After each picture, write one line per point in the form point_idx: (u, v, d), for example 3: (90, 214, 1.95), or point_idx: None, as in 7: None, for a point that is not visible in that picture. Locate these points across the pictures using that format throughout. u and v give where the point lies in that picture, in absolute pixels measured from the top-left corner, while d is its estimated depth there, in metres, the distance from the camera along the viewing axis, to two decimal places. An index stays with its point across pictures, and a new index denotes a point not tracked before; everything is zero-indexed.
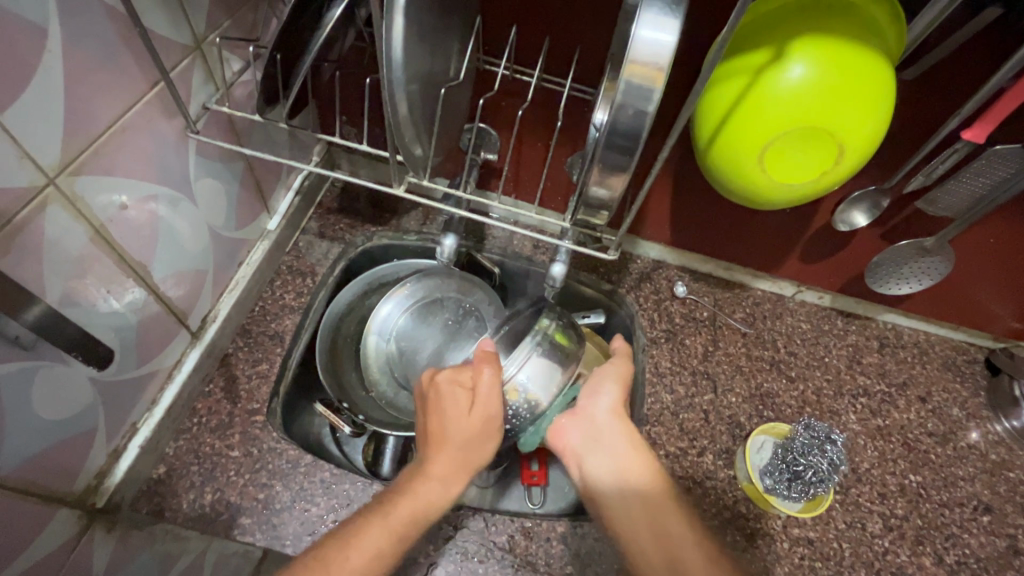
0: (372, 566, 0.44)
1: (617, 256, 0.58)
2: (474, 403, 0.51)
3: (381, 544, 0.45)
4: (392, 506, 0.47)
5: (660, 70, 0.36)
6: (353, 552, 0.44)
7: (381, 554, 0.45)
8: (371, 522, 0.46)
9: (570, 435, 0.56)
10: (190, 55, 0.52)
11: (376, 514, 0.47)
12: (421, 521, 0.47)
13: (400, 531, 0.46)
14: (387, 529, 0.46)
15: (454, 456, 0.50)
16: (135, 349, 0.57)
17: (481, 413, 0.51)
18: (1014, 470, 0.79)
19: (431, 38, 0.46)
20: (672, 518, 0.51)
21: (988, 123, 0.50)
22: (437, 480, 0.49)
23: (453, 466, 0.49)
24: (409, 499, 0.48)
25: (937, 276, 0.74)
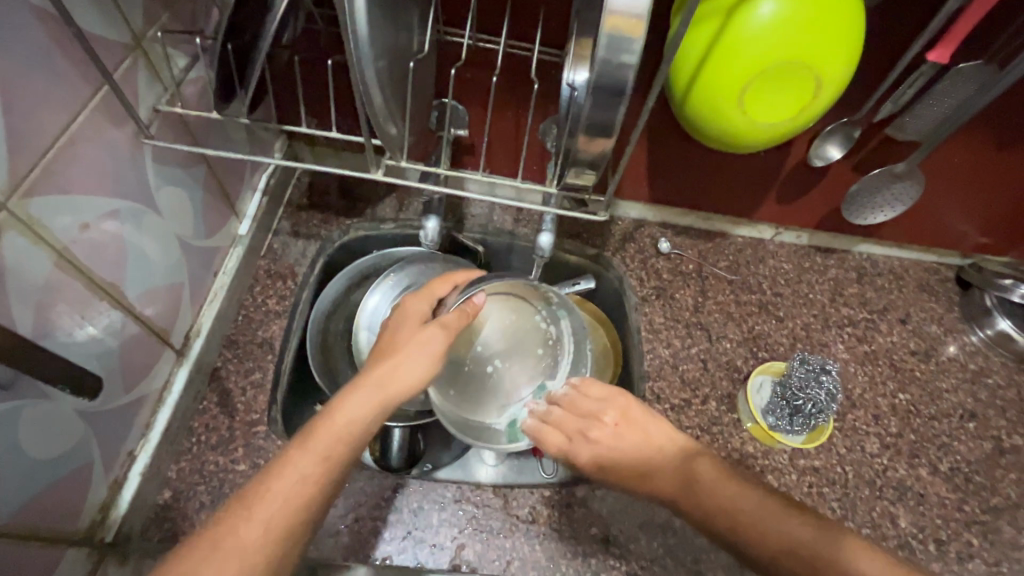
0: (294, 501, 0.41)
1: (607, 218, 0.57)
2: (402, 351, 0.51)
3: (302, 475, 0.42)
4: (315, 426, 0.45)
5: (639, 20, 0.35)
6: (268, 482, 0.42)
7: (303, 483, 0.42)
8: (290, 450, 0.44)
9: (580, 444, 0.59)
10: (131, 55, 0.49)
11: (296, 444, 0.44)
12: (348, 445, 0.45)
13: (326, 458, 0.43)
14: (309, 454, 0.43)
15: (387, 380, 0.49)
16: (120, 374, 0.54)
17: (422, 342, 0.52)
18: (992, 376, 0.84)
19: (393, 10, 0.44)
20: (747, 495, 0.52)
21: (951, 41, 0.51)
22: (366, 389, 0.48)
23: (378, 391, 0.48)
24: (329, 422, 0.45)
25: (910, 199, 0.76)
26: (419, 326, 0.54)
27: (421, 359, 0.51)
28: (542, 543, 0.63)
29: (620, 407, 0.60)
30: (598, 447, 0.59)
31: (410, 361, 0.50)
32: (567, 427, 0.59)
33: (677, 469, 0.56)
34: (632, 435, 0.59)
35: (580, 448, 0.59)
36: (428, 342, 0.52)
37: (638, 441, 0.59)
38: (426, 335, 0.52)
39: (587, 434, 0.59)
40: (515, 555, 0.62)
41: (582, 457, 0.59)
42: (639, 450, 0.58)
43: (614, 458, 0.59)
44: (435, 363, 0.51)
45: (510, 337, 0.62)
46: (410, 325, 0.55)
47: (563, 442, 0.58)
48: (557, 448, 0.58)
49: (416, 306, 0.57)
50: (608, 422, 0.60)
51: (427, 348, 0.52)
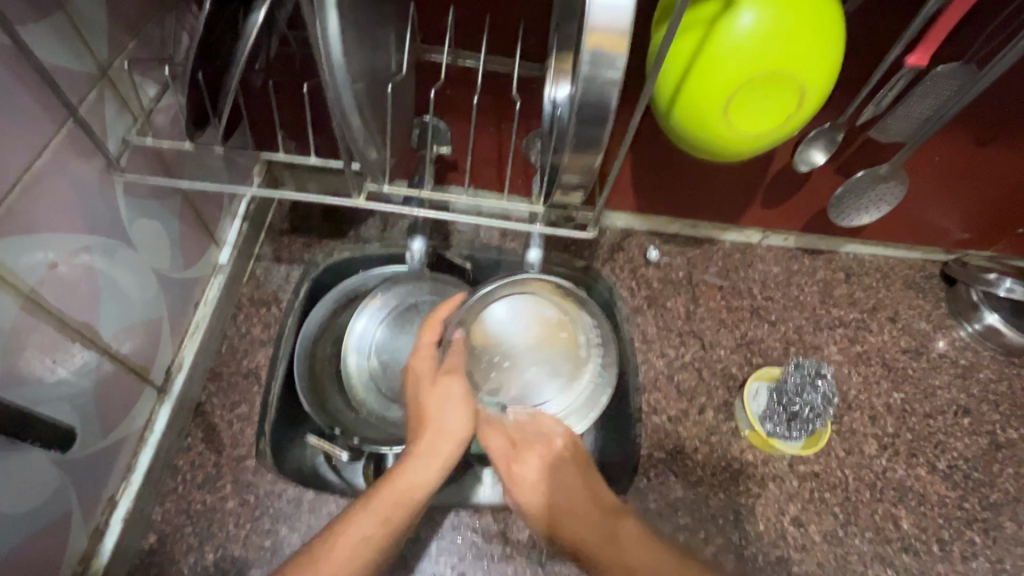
0: (362, 553, 0.46)
1: (595, 233, 0.56)
2: (430, 410, 0.52)
3: (370, 532, 0.47)
4: (374, 494, 0.49)
5: (622, 37, 0.34)
6: (339, 544, 0.46)
7: (368, 542, 0.47)
8: (352, 515, 0.48)
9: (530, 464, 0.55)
10: (97, 85, 0.47)
11: (360, 508, 0.48)
12: (410, 503, 0.49)
13: (389, 517, 0.48)
14: (373, 516, 0.48)
15: (434, 443, 0.51)
16: (97, 417, 0.52)
17: (443, 390, 0.53)
18: (983, 370, 0.85)
19: (370, 32, 0.43)
20: (645, 556, 0.50)
21: (930, 44, 0.51)
22: (415, 456, 0.50)
23: (426, 451, 0.51)
24: (391, 490, 0.49)
25: (896, 198, 0.76)
26: (433, 378, 0.54)
27: (453, 417, 0.52)
28: (545, 568, 0.62)
29: (568, 440, 0.55)
30: (535, 474, 0.54)
31: (446, 419, 0.52)
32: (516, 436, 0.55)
33: (602, 526, 0.52)
34: (568, 474, 0.55)
35: (531, 467, 0.54)
36: (451, 396, 0.52)
37: (553, 493, 0.54)
38: (443, 390, 0.53)
39: (518, 454, 0.55)
40: None
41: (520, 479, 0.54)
42: (565, 498, 0.54)
43: (555, 501, 0.53)
44: (472, 412, 0.53)
45: (541, 335, 0.58)
46: (424, 374, 0.54)
47: (507, 458, 0.55)
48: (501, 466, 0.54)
49: (421, 360, 0.55)
50: (555, 449, 0.55)
51: (454, 402, 0.52)
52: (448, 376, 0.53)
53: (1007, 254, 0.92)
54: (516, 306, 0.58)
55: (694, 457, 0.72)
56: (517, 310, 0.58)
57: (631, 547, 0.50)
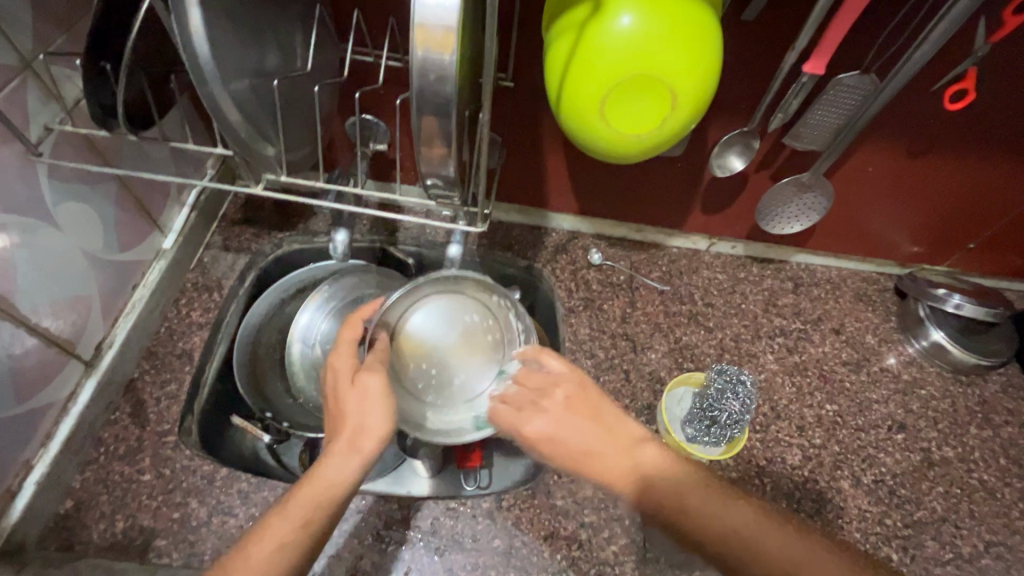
0: (279, 556, 0.45)
1: (484, 227, 0.57)
2: (349, 405, 0.52)
3: (284, 537, 0.46)
4: (292, 495, 0.48)
5: (449, 32, 0.36)
6: (256, 548, 0.45)
7: (285, 548, 0.45)
8: (273, 519, 0.47)
9: (537, 422, 0.54)
10: (19, 76, 0.51)
11: (277, 509, 0.47)
12: (330, 505, 0.48)
13: (303, 517, 0.47)
14: (288, 518, 0.47)
15: (353, 441, 0.50)
16: (12, 385, 0.56)
17: (359, 385, 0.52)
18: (926, 387, 0.83)
19: (253, 32, 0.46)
20: (699, 493, 0.46)
21: (823, 53, 0.52)
22: (337, 455, 0.49)
23: (347, 445, 0.50)
24: (307, 492, 0.48)
25: (822, 209, 0.76)
26: (352, 376, 0.53)
27: (373, 413, 0.51)
28: (442, 555, 0.63)
29: (573, 383, 0.55)
30: (546, 422, 0.54)
31: (367, 413, 0.51)
32: (518, 398, 0.57)
33: (628, 453, 0.50)
34: (580, 417, 0.53)
35: (528, 419, 0.55)
36: (369, 391, 0.52)
37: (571, 436, 0.52)
38: (362, 386, 0.52)
39: (535, 405, 0.56)
40: (414, 566, 0.62)
41: (528, 428, 0.54)
42: (584, 437, 0.52)
43: (549, 449, 0.53)
44: (390, 405, 0.52)
45: (464, 337, 0.64)
46: (342, 371, 0.53)
47: (513, 417, 0.56)
48: (508, 422, 0.56)
49: (340, 359, 0.54)
50: (559, 396, 0.55)
51: (370, 396, 0.52)
52: (365, 372, 0.53)
53: (960, 270, 0.91)
54: (437, 312, 0.65)
55: None
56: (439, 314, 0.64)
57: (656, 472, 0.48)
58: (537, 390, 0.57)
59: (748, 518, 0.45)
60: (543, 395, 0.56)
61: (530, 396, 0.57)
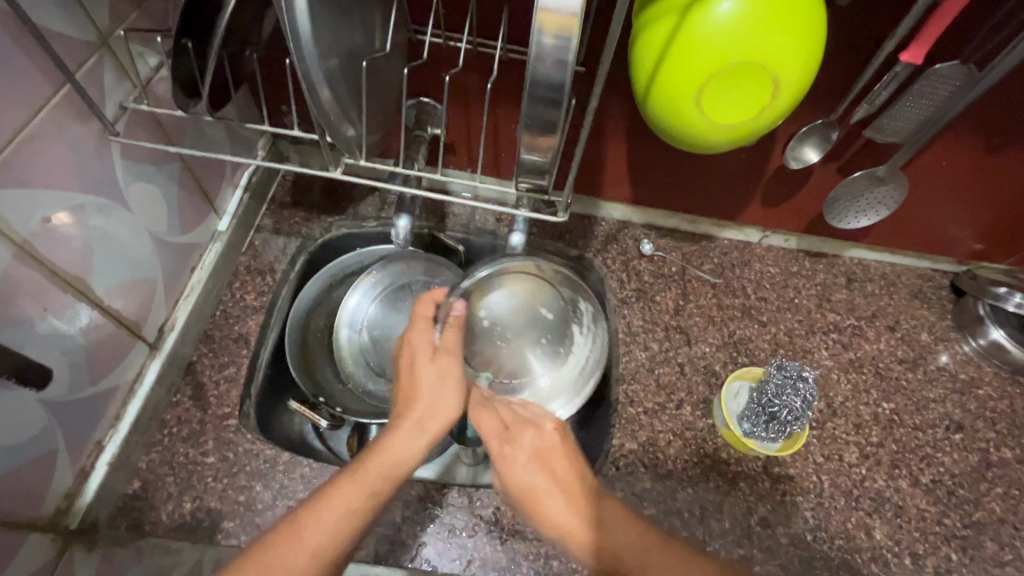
0: (349, 522, 0.45)
1: (566, 218, 0.56)
2: (420, 386, 0.53)
3: (350, 504, 0.46)
4: (362, 465, 0.48)
5: (573, 16, 0.34)
6: (324, 516, 0.44)
7: (353, 514, 0.45)
8: (338, 487, 0.46)
9: (520, 457, 0.57)
10: (97, 52, 0.50)
11: (346, 477, 0.47)
12: (393, 478, 0.48)
13: (374, 488, 0.47)
14: (362, 487, 0.46)
15: (421, 420, 0.51)
16: (87, 366, 0.56)
17: (438, 368, 0.53)
18: (983, 387, 0.82)
19: (344, 11, 0.44)
20: (665, 560, 0.50)
21: (924, 43, 0.50)
22: (406, 431, 0.50)
23: (411, 422, 0.51)
24: (376, 464, 0.48)
25: (892, 203, 0.75)
26: (431, 354, 0.54)
27: (444, 400, 0.53)
28: (504, 544, 0.63)
29: (557, 425, 0.60)
30: (528, 463, 0.57)
31: (439, 395, 0.52)
32: (514, 424, 0.60)
33: (580, 506, 0.54)
34: (556, 460, 0.57)
35: (518, 455, 0.57)
36: (450, 374, 0.54)
37: (538, 480, 0.56)
38: (443, 367, 0.53)
39: (512, 440, 0.59)
40: (476, 555, 0.63)
41: (510, 472, 0.57)
42: (537, 483, 0.56)
43: (523, 490, 0.56)
44: (460, 392, 0.54)
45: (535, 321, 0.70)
46: (421, 348, 0.54)
47: (499, 441, 0.59)
48: (493, 443, 0.59)
49: (420, 338, 0.55)
50: (546, 432, 0.59)
51: (449, 380, 0.53)
52: (446, 356, 0.54)
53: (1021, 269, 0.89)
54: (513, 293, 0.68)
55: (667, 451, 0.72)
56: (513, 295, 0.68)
57: (596, 531, 0.52)
58: (509, 430, 0.59)
59: None
60: (541, 444, 0.59)
61: (509, 431, 0.60)
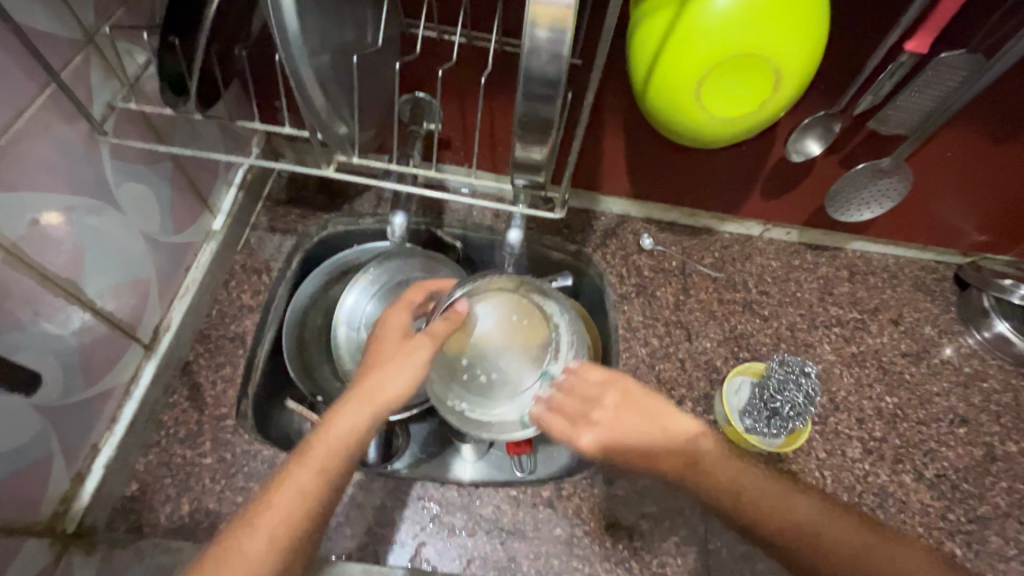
0: (297, 504, 0.48)
1: (565, 215, 0.55)
2: (380, 365, 0.54)
3: (303, 483, 0.49)
4: (309, 445, 0.50)
5: (567, 9, 0.33)
6: (275, 498, 0.48)
7: (303, 494, 0.48)
8: (296, 465, 0.50)
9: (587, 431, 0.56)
10: (82, 50, 0.49)
11: (297, 458, 0.50)
12: (337, 458, 0.50)
13: (318, 467, 0.49)
14: (307, 467, 0.49)
15: (373, 393, 0.52)
16: (81, 370, 0.55)
17: (409, 352, 0.54)
18: (988, 380, 0.81)
19: (333, 5, 0.43)
20: (737, 476, 0.55)
21: (930, 30, 0.49)
22: (354, 407, 0.51)
23: (363, 399, 0.52)
24: (322, 440, 0.50)
25: (897, 196, 0.74)
26: (398, 339, 0.56)
27: (404, 377, 0.53)
28: (504, 543, 0.63)
29: (620, 389, 0.57)
30: (597, 433, 0.56)
31: (394, 371, 0.53)
32: (569, 408, 0.57)
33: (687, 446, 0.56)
34: (631, 415, 0.56)
35: (581, 431, 0.56)
36: (414, 355, 0.53)
37: (627, 433, 0.56)
38: (409, 351, 0.54)
39: (589, 417, 0.56)
40: (476, 554, 0.62)
41: (584, 439, 0.56)
42: (643, 435, 0.56)
43: (621, 449, 0.56)
44: (422, 372, 0.53)
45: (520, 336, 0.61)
46: (392, 334, 0.56)
47: (566, 426, 0.56)
48: (562, 433, 0.56)
49: (397, 320, 0.58)
50: (609, 403, 0.57)
51: (413, 358, 0.53)
52: (419, 338, 0.54)
53: None
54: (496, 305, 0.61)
55: None
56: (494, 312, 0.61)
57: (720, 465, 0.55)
58: (582, 408, 0.57)
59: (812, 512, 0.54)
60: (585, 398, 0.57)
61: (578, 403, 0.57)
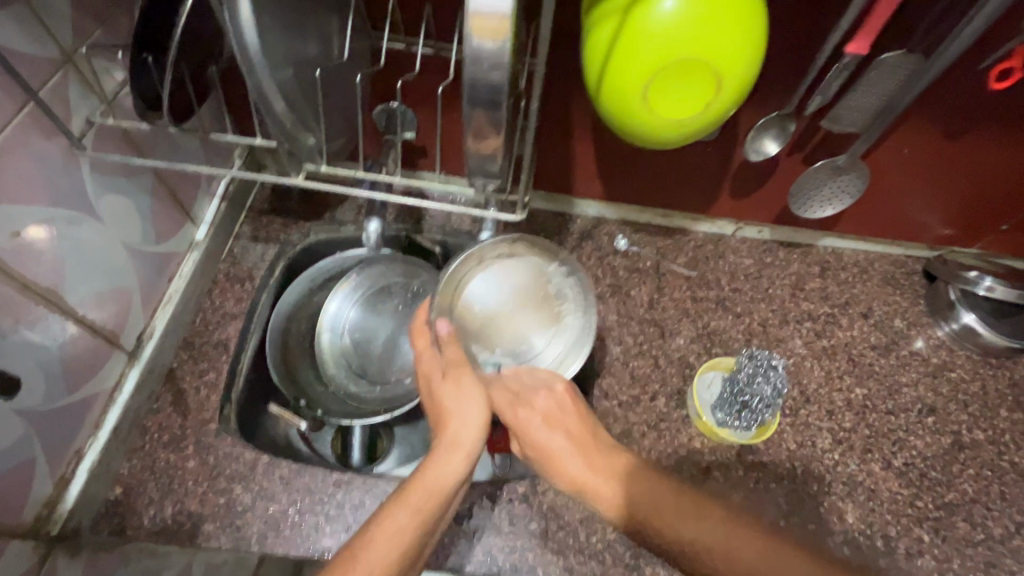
0: (399, 548, 0.46)
1: (525, 215, 0.58)
2: (448, 404, 0.54)
3: (403, 528, 0.47)
4: (404, 491, 0.49)
5: (504, 20, 0.36)
6: (373, 539, 0.46)
7: (406, 539, 0.46)
8: (392, 513, 0.48)
9: (533, 420, 0.59)
10: (61, 69, 0.51)
11: (393, 506, 0.48)
12: (441, 498, 0.50)
13: (421, 509, 0.48)
14: (408, 511, 0.48)
15: (457, 435, 0.53)
16: (63, 376, 0.58)
17: (456, 382, 0.55)
18: (955, 370, 0.83)
19: (295, 23, 0.46)
20: (683, 517, 0.52)
21: (868, 33, 0.51)
22: (446, 451, 0.52)
23: (448, 442, 0.52)
24: (421, 486, 0.50)
25: (855, 191, 0.76)
26: (443, 372, 0.56)
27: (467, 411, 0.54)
28: (480, 538, 0.65)
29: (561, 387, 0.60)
30: (534, 419, 0.59)
31: (466, 407, 0.54)
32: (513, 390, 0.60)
33: (613, 466, 0.58)
34: (572, 417, 0.61)
35: (523, 415, 0.59)
36: (467, 387, 0.55)
37: (556, 441, 0.60)
38: (458, 381, 0.55)
39: (525, 406, 0.59)
40: (453, 549, 0.64)
41: (519, 433, 0.60)
42: (559, 442, 0.59)
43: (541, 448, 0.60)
44: (484, 399, 0.55)
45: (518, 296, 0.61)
46: (433, 369, 0.56)
47: (510, 404, 0.59)
48: (503, 406, 0.59)
49: (426, 354, 0.58)
50: (557, 392, 0.60)
51: (468, 391, 0.55)
52: (459, 368, 0.56)
53: (991, 252, 0.90)
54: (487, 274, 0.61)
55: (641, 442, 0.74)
56: (488, 280, 0.60)
57: (638, 478, 0.56)
58: (523, 395, 0.60)
59: (716, 534, 0.51)
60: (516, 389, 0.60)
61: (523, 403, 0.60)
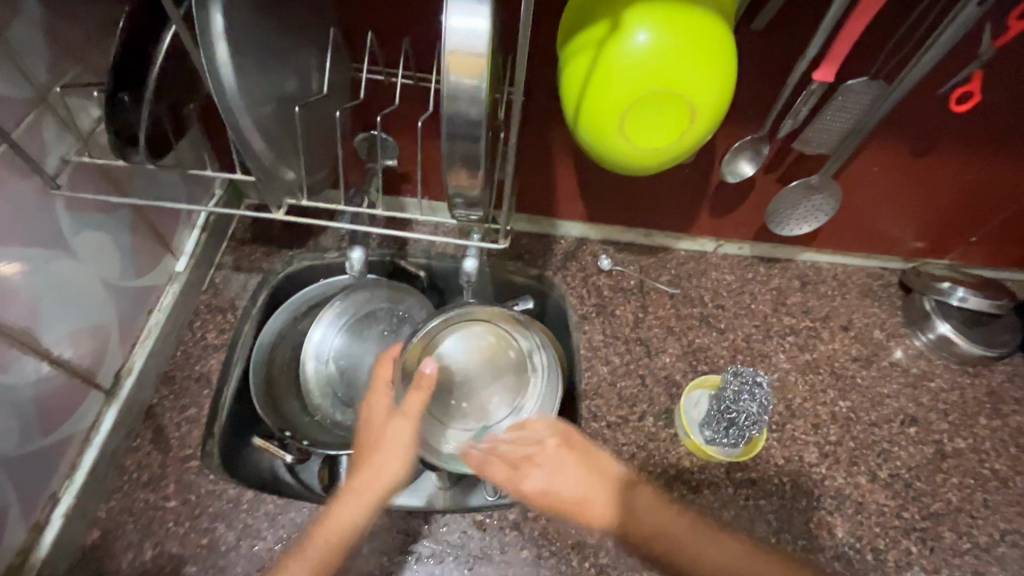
0: None
1: (508, 243, 0.58)
2: (371, 446, 0.54)
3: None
4: (307, 538, 0.50)
5: (480, 58, 0.37)
6: None
7: None
8: (290, 562, 0.50)
9: (536, 477, 0.56)
10: (35, 109, 0.51)
11: (295, 552, 0.50)
12: (338, 548, 0.50)
13: (320, 557, 0.49)
14: (308, 559, 0.49)
15: (368, 478, 0.52)
16: (37, 419, 0.56)
17: (395, 424, 0.55)
18: (935, 379, 0.84)
19: (272, 60, 0.46)
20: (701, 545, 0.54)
21: (833, 61, 0.53)
22: (353, 495, 0.52)
23: (359, 487, 0.52)
24: (323, 532, 0.50)
25: (830, 210, 0.78)
26: (387, 414, 0.56)
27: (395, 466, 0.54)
28: (471, 569, 0.64)
29: (561, 432, 0.58)
30: (542, 477, 0.56)
31: (390, 455, 0.54)
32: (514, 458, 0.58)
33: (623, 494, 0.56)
34: (572, 462, 0.57)
35: (526, 476, 0.57)
36: (400, 436, 0.55)
37: (567, 487, 0.56)
38: (395, 428, 0.55)
39: (531, 460, 0.58)
40: None
41: (527, 485, 0.56)
42: (576, 488, 0.55)
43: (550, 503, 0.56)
44: (411, 456, 0.54)
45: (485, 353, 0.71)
46: (378, 409, 0.57)
47: (508, 473, 0.57)
48: (506, 481, 0.57)
49: (382, 398, 0.58)
50: (549, 447, 0.58)
51: (403, 441, 0.54)
52: (402, 415, 0.56)
53: (963, 262, 0.92)
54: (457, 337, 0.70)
55: (631, 463, 0.74)
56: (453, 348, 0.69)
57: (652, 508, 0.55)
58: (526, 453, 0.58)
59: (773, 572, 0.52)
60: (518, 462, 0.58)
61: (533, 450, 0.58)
